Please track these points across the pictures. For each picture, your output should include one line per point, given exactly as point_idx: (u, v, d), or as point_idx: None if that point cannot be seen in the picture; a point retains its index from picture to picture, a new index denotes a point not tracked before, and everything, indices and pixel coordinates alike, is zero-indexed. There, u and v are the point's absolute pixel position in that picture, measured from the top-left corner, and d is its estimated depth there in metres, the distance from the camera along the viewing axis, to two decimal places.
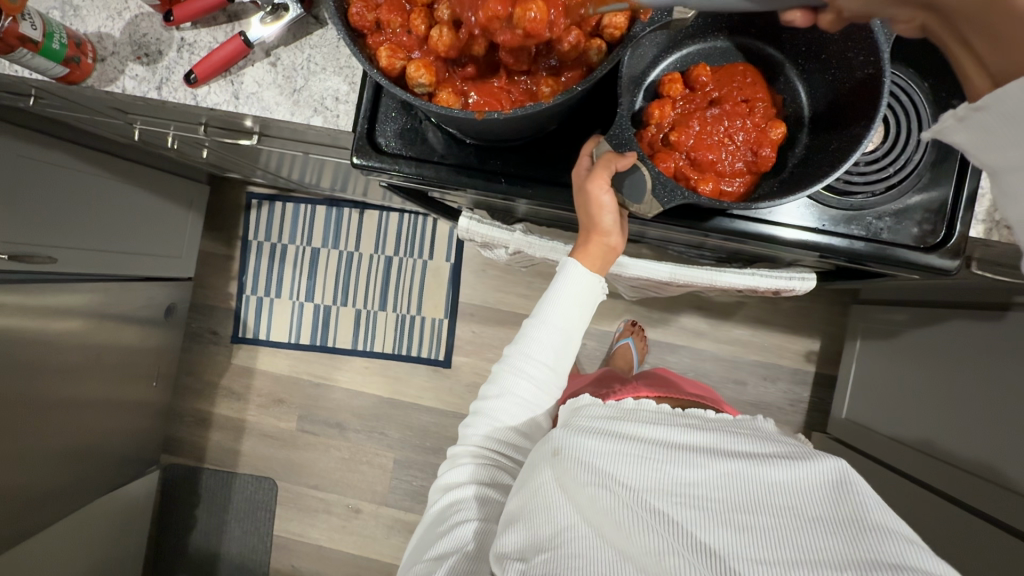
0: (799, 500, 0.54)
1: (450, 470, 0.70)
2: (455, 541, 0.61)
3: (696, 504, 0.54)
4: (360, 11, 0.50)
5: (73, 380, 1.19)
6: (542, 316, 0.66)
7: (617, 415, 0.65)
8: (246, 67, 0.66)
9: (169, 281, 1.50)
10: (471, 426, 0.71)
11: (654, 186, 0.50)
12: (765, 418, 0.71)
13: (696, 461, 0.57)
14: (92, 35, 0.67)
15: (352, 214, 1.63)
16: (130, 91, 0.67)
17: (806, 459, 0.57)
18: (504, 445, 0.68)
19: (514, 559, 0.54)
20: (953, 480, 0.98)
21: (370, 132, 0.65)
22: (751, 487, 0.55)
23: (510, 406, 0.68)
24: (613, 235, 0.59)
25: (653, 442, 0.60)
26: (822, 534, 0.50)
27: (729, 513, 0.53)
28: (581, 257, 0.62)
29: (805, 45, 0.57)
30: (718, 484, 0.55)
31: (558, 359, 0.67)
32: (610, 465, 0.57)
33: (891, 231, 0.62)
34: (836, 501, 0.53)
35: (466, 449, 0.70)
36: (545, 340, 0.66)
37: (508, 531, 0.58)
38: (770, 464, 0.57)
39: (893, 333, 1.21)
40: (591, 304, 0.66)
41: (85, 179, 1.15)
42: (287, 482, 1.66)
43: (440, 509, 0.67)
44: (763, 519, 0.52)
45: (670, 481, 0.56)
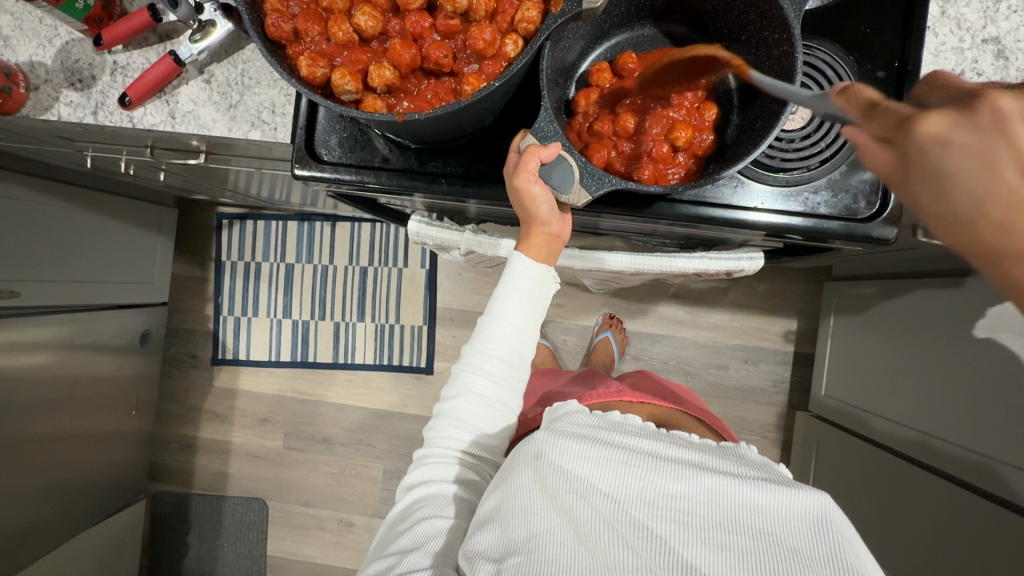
0: (783, 527, 0.53)
1: (415, 469, 0.69)
2: (416, 537, 0.59)
3: (674, 518, 0.54)
4: (276, 22, 0.49)
5: (47, 414, 1.18)
6: (496, 312, 0.65)
7: (602, 425, 0.64)
8: (180, 85, 0.66)
9: (143, 308, 1.49)
10: (434, 428, 0.69)
11: (581, 176, 0.50)
12: (749, 446, 0.67)
13: (681, 474, 0.57)
14: (24, 65, 0.67)
15: (324, 227, 1.62)
16: (66, 117, 0.67)
17: (796, 488, 0.56)
18: (468, 445, 0.67)
19: (487, 558, 0.54)
20: (928, 449, 0.98)
21: (310, 142, 0.65)
22: (734, 509, 0.54)
23: (471, 405, 0.67)
24: (553, 223, 0.59)
25: (638, 452, 0.59)
26: (801, 564, 0.49)
27: (708, 529, 0.52)
28: (527, 250, 0.63)
29: (724, 28, 0.57)
30: (699, 500, 0.55)
31: (515, 355, 0.66)
32: (591, 474, 0.57)
33: (828, 205, 0.62)
34: (820, 534, 0.52)
35: (430, 452, 0.69)
36: (501, 337, 0.66)
37: (483, 531, 0.57)
38: (757, 486, 0.56)
39: (865, 307, 1.22)
40: (544, 298, 0.66)
41: (45, 210, 1.15)
42: (277, 502, 1.65)
43: (404, 507, 0.66)
44: (741, 539, 0.52)
45: (652, 492, 0.55)
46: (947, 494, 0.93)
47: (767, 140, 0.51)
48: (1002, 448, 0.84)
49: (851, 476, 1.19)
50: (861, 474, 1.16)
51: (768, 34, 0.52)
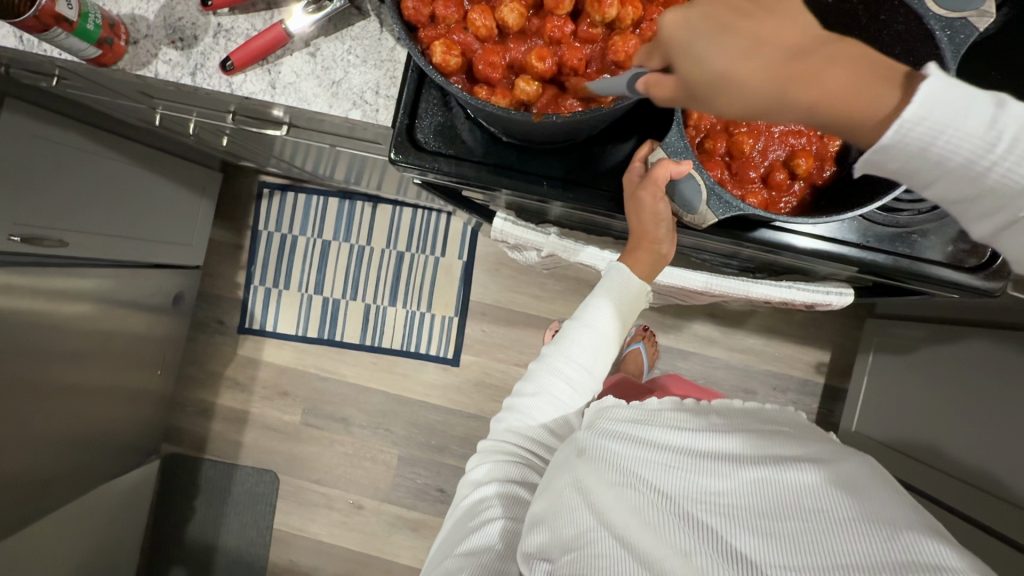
0: (828, 503, 0.51)
1: (481, 465, 0.68)
2: (482, 536, 0.60)
3: (723, 511, 0.53)
4: (415, 6, 0.48)
5: (79, 366, 1.17)
6: (583, 318, 0.65)
7: (641, 418, 0.64)
8: (284, 56, 0.64)
9: (178, 269, 1.48)
10: (505, 423, 0.69)
11: (709, 198, 0.50)
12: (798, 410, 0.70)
13: (720, 469, 0.57)
14: (126, 17, 0.66)
15: (365, 208, 1.61)
16: (163, 75, 0.66)
17: (838, 462, 0.55)
18: (535, 446, 0.67)
19: (539, 558, 0.54)
20: (964, 498, 0.98)
21: (410, 128, 0.63)
22: (778, 492, 0.53)
23: (548, 407, 0.66)
24: (664, 243, 0.59)
25: (677, 450, 0.59)
26: (854, 536, 0.48)
27: (756, 519, 0.52)
28: (628, 263, 0.62)
29: None
30: (744, 489, 0.54)
31: (597, 361, 0.65)
32: (635, 467, 0.57)
33: (934, 250, 0.62)
34: (870, 501, 0.50)
35: (497, 448, 0.68)
36: (587, 343, 0.64)
37: (534, 531, 0.57)
38: (796, 467, 0.55)
39: (909, 347, 1.21)
40: (635, 310, 0.65)
41: (99, 163, 1.13)
42: (288, 476, 1.65)
43: (469, 503, 0.66)
44: (789, 523, 0.50)
45: (695, 489, 0.55)
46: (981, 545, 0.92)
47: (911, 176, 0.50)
48: None
49: None
50: None
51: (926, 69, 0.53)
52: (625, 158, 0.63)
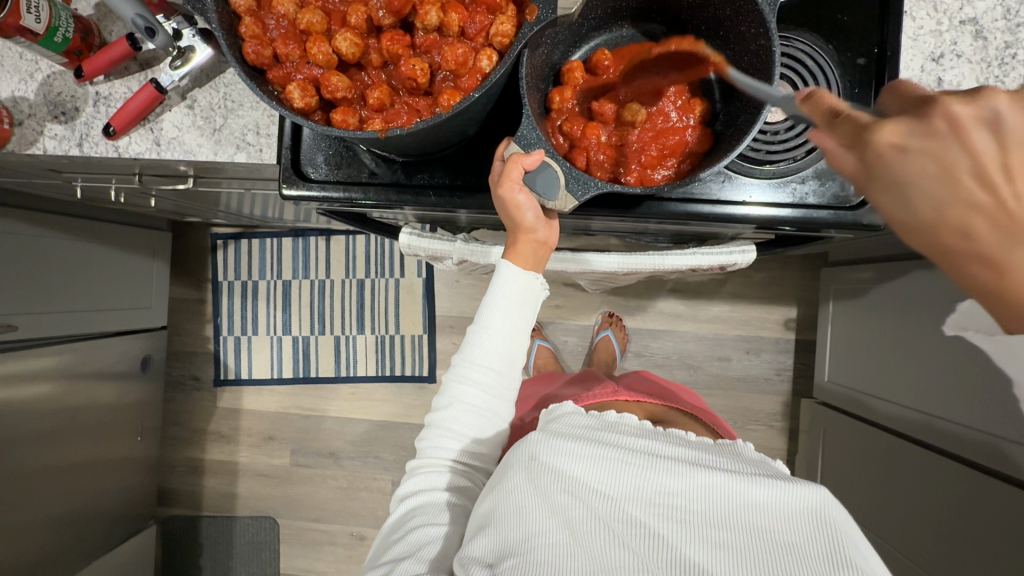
0: (780, 523, 0.52)
1: (408, 478, 0.68)
2: (410, 545, 0.59)
3: (672, 515, 0.53)
4: (256, 49, 0.49)
5: (51, 446, 1.17)
6: (486, 321, 0.65)
7: (599, 426, 0.65)
8: (163, 112, 0.66)
9: (142, 334, 1.48)
10: (425, 439, 0.68)
11: (567, 181, 0.51)
12: (747, 444, 0.67)
13: (675, 471, 0.57)
14: (7, 100, 0.67)
15: (319, 242, 1.62)
16: (52, 151, 0.67)
17: (794, 482, 0.56)
18: (457, 454, 0.67)
19: (481, 563, 0.54)
20: (933, 429, 0.98)
21: (296, 162, 0.65)
22: (731, 505, 0.54)
23: (463, 416, 0.66)
24: (539, 230, 0.59)
25: (632, 451, 0.59)
26: (799, 559, 0.49)
27: (705, 527, 0.52)
28: (514, 258, 0.63)
29: (703, 24, 0.57)
30: (696, 495, 0.55)
31: (505, 363, 0.66)
32: (587, 473, 0.57)
33: (816, 194, 0.63)
34: (818, 530, 0.51)
35: (422, 461, 0.68)
36: (492, 345, 0.65)
37: (479, 535, 0.57)
38: (753, 482, 0.55)
39: (862, 291, 1.22)
40: (533, 304, 0.66)
41: (38, 243, 1.14)
42: (287, 519, 1.65)
43: (397, 517, 0.66)
44: (739, 536, 0.51)
45: (647, 489, 0.56)
46: (956, 475, 0.93)
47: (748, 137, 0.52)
48: (1004, 425, 0.84)
49: (860, 461, 1.19)
50: (869, 458, 1.16)
51: (750, 29, 0.51)
52: None
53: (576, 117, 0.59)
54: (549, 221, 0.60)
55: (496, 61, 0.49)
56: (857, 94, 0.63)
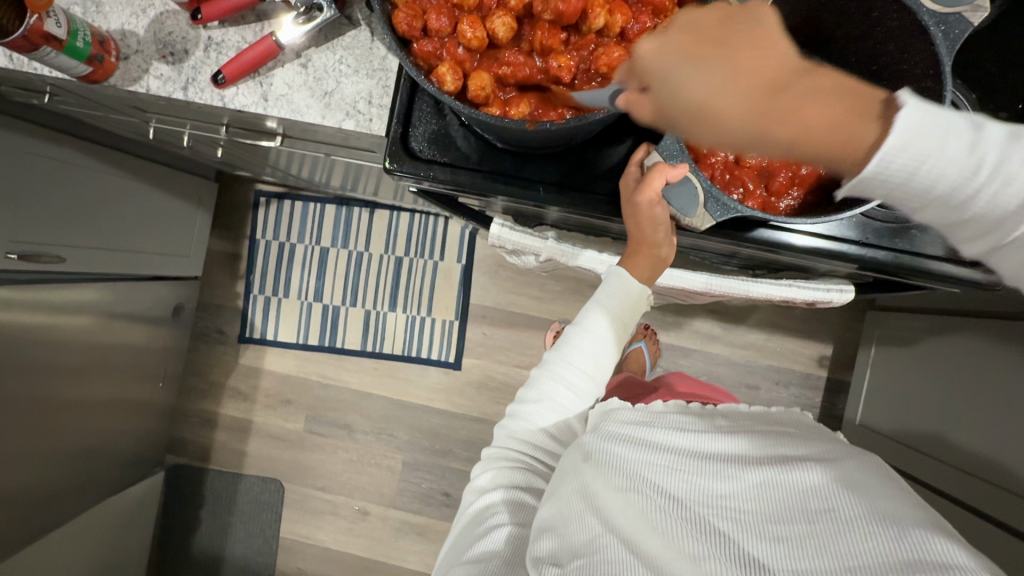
0: (835, 499, 0.50)
1: (488, 472, 0.67)
2: (491, 544, 0.58)
3: (729, 515, 0.52)
4: (407, 20, 0.48)
5: (81, 381, 1.17)
6: (587, 324, 0.65)
7: (645, 420, 0.63)
8: (276, 67, 0.64)
9: (176, 281, 1.47)
10: (506, 427, 0.69)
11: (706, 200, 0.50)
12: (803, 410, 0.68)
13: (724, 472, 0.56)
14: (116, 33, 0.65)
15: (362, 213, 1.61)
16: (155, 91, 0.65)
17: (844, 461, 0.54)
18: (537, 451, 0.66)
19: (550, 562, 0.52)
20: (970, 489, 0.97)
21: (404, 136, 0.63)
22: (784, 496, 0.52)
23: (549, 415, 0.66)
24: (663, 247, 0.61)
25: (681, 451, 0.58)
26: (858, 534, 0.47)
27: (763, 524, 0.51)
28: (628, 267, 0.64)
29: (855, 56, 0.59)
30: (749, 492, 0.53)
31: (600, 369, 0.66)
32: (639, 472, 0.56)
33: (933, 245, 0.61)
34: (874, 498, 0.50)
35: (502, 454, 0.68)
36: (589, 349, 0.65)
37: (543, 535, 0.56)
38: (800, 468, 0.54)
39: (910, 340, 1.21)
40: (636, 315, 0.66)
41: (94, 178, 1.13)
42: (293, 484, 1.65)
43: (476, 511, 0.65)
44: (797, 526, 0.50)
45: (700, 490, 0.54)
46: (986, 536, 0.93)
47: None
48: None
49: None
50: None
51: (912, 68, 0.54)
52: (622, 160, 0.63)
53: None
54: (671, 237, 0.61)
55: None
56: None
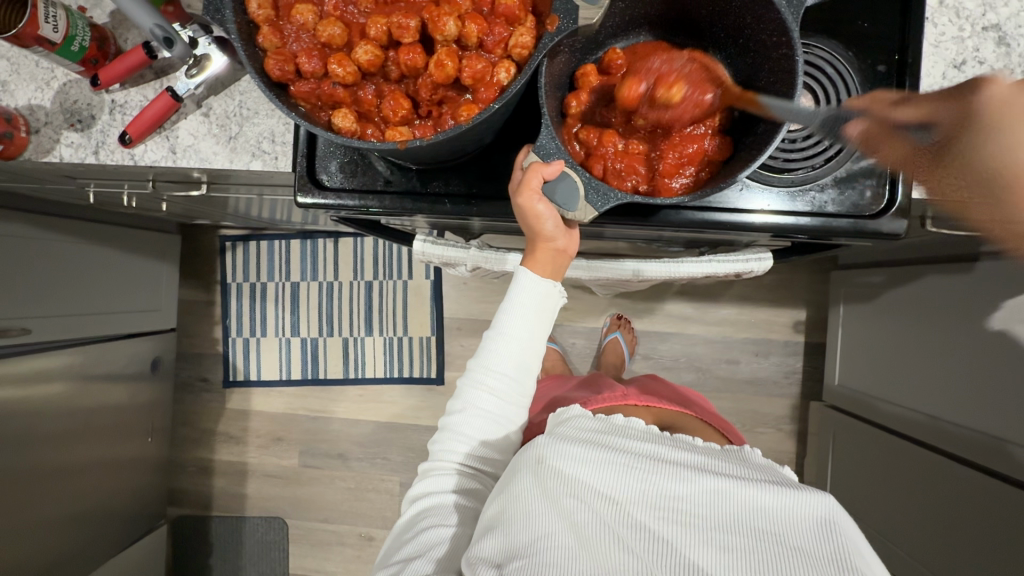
0: (786, 528, 0.51)
1: (421, 480, 0.69)
2: (420, 545, 0.60)
3: (678, 519, 0.52)
4: (280, 66, 0.49)
5: (66, 447, 1.19)
6: (501, 328, 0.67)
7: (607, 429, 0.62)
8: (179, 120, 0.66)
9: (153, 335, 1.49)
10: (438, 441, 0.70)
11: (586, 193, 0.53)
12: (754, 449, 0.65)
13: (681, 476, 0.55)
14: (24, 109, 0.67)
15: (327, 244, 1.63)
16: (68, 159, 0.67)
17: (802, 488, 0.54)
18: (470, 458, 0.68)
19: (490, 563, 0.53)
20: (944, 435, 0.98)
21: (312, 170, 0.65)
22: (737, 509, 0.52)
23: (476, 421, 0.68)
24: (559, 239, 0.62)
25: (639, 454, 0.58)
26: (805, 566, 0.48)
27: (710, 531, 0.51)
28: (531, 265, 0.65)
29: (722, 31, 0.58)
30: (702, 498, 0.53)
31: (522, 370, 0.68)
32: (594, 477, 0.55)
33: (836, 202, 0.62)
34: (825, 537, 0.50)
35: (435, 464, 0.70)
36: (506, 352, 0.67)
37: (486, 536, 0.56)
38: (759, 486, 0.54)
39: (872, 295, 1.22)
40: (549, 312, 0.68)
41: (53, 247, 1.15)
42: (296, 519, 1.66)
43: (408, 518, 0.67)
44: (743, 540, 0.50)
45: (654, 493, 0.54)
46: (964, 480, 0.93)
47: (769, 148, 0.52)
48: (1012, 429, 0.84)
49: (868, 464, 1.19)
50: (878, 462, 1.16)
51: (768, 36, 0.53)
52: None
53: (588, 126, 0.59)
54: (569, 231, 0.62)
55: (514, 73, 0.49)
56: None
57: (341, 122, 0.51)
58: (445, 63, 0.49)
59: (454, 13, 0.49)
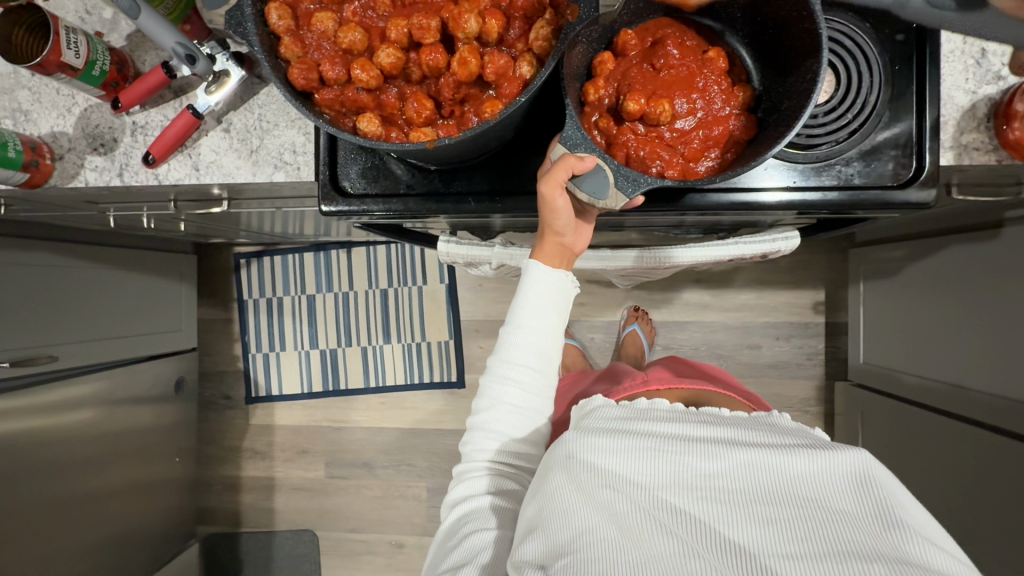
0: (823, 491, 0.50)
1: (457, 485, 0.69)
2: (465, 552, 0.60)
3: (716, 497, 0.51)
4: (304, 75, 0.50)
5: (96, 472, 1.20)
6: (519, 321, 0.67)
7: (630, 415, 0.62)
8: (201, 137, 0.67)
9: (174, 357, 1.50)
10: (469, 442, 0.70)
11: (616, 180, 0.53)
12: (782, 413, 0.64)
13: (712, 452, 0.54)
14: (47, 136, 0.68)
15: (340, 255, 1.63)
16: (93, 183, 0.68)
17: (834, 447, 0.53)
18: (501, 454, 0.68)
19: (534, 565, 0.53)
20: (978, 406, 0.97)
21: (334, 178, 0.65)
22: (772, 479, 0.52)
23: (503, 416, 0.68)
24: (567, 235, 0.63)
25: (666, 435, 0.57)
26: (850, 528, 0.47)
27: (750, 505, 0.50)
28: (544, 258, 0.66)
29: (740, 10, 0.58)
30: (736, 473, 0.52)
31: (543, 361, 0.68)
32: (624, 465, 0.55)
33: (862, 175, 0.62)
34: (864, 495, 0.49)
35: (468, 466, 0.69)
36: (527, 344, 0.67)
37: (528, 540, 0.56)
38: (791, 454, 0.53)
39: (894, 270, 1.20)
40: (564, 300, 0.68)
41: (75, 274, 1.16)
42: (325, 531, 1.66)
43: (449, 524, 0.67)
44: (784, 510, 0.49)
45: (687, 474, 0.53)
46: (998, 449, 0.92)
47: (798, 124, 0.51)
48: None
49: (900, 441, 1.18)
50: (909, 438, 1.15)
51: (789, 12, 0.53)
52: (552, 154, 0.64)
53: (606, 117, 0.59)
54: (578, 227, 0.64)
55: (536, 67, 0.49)
56: (898, 71, 0.62)
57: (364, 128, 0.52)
58: (468, 61, 0.49)
59: (471, 11, 0.49)
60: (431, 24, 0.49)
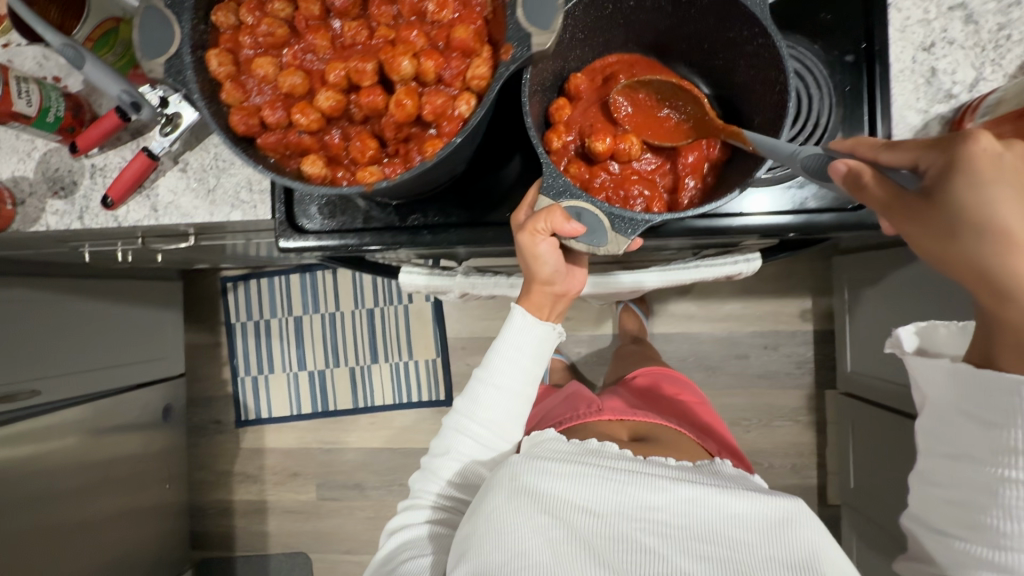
0: (752, 531, 0.56)
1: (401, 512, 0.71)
2: None
3: (657, 530, 0.56)
4: (243, 120, 0.50)
5: (84, 503, 1.20)
6: (487, 371, 0.68)
7: (580, 451, 0.65)
8: (158, 178, 0.67)
9: (160, 384, 1.51)
10: (422, 477, 0.71)
11: (614, 223, 0.52)
12: (723, 461, 0.70)
13: (659, 486, 0.59)
14: (8, 182, 0.69)
15: (326, 276, 1.64)
16: (55, 226, 0.68)
17: (768, 493, 0.59)
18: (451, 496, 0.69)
19: None
20: None
21: (291, 215, 0.65)
22: (708, 517, 0.57)
23: (458, 464, 0.69)
24: (556, 282, 0.63)
25: (618, 469, 0.61)
26: (769, 567, 0.53)
27: (686, 540, 0.55)
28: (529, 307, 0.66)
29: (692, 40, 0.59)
30: (677, 508, 0.58)
31: (504, 419, 0.68)
32: (577, 493, 0.58)
33: (816, 198, 0.63)
34: (786, 538, 0.55)
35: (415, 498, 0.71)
36: (489, 398, 0.68)
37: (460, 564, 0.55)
38: (730, 494, 0.59)
39: (877, 278, 1.19)
40: (535, 360, 0.68)
41: (56, 306, 1.16)
42: (319, 553, 1.65)
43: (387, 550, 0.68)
44: (716, 549, 0.55)
45: (634, 506, 0.58)
46: None
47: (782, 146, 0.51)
48: None
49: (890, 451, 1.16)
50: (898, 448, 1.13)
51: (745, 32, 0.53)
52: (515, 178, 0.64)
53: (577, 160, 0.59)
54: (569, 273, 0.64)
55: (475, 105, 0.49)
56: (850, 91, 0.62)
57: (306, 170, 0.51)
58: (405, 103, 0.49)
59: (408, 54, 0.49)
60: (370, 66, 0.50)
